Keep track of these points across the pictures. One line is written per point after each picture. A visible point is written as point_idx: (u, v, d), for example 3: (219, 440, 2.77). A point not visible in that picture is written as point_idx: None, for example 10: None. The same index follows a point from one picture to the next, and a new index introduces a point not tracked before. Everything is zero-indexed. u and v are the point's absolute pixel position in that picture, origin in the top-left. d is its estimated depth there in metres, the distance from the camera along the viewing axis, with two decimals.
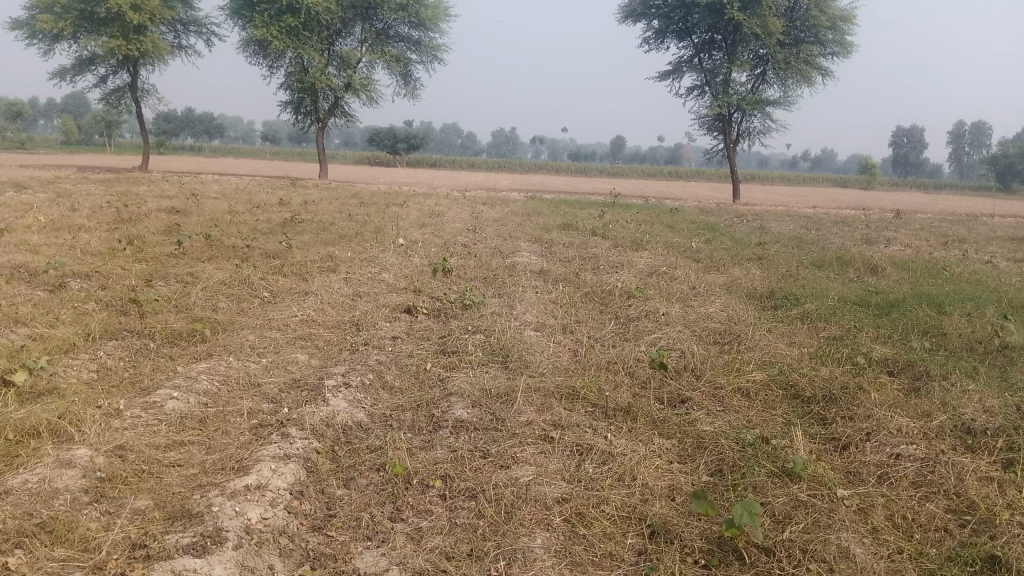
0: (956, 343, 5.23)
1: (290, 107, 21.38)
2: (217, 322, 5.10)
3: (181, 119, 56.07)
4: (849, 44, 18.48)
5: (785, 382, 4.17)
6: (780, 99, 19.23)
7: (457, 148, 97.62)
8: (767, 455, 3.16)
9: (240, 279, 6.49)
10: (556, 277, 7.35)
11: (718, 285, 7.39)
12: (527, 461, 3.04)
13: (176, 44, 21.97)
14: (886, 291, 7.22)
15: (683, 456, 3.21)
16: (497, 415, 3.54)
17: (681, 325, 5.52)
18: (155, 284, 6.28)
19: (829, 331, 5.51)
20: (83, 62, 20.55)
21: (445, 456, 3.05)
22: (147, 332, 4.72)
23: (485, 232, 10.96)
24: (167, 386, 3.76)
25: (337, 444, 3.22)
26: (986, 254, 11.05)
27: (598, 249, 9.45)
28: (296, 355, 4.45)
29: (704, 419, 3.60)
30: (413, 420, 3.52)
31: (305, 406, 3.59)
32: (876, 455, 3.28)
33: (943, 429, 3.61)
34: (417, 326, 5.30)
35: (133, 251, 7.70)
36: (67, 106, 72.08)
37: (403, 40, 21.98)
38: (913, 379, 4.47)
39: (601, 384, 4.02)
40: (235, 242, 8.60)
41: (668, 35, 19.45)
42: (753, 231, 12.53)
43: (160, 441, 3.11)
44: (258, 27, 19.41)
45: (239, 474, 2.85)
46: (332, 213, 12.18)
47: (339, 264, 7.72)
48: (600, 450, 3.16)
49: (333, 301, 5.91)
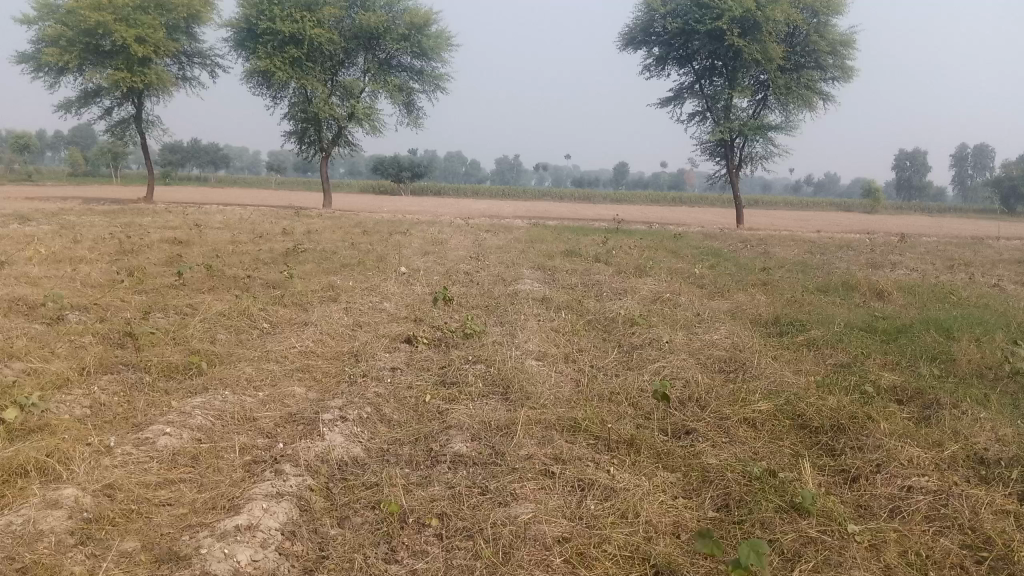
0: (965, 369, 5.14)
1: (294, 137, 21.46)
2: (214, 354, 5.03)
3: (186, 149, 56.48)
4: (849, 69, 18.53)
5: (792, 412, 4.09)
6: (781, 124, 19.27)
7: (461, 176, 98.14)
8: (774, 489, 3.07)
9: (240, 310, 6.43)
10: (559, 305, 7.29)
11: (722, 312, 7.31)
12: (527, 497, 2.96)
13: (181, 76, 22.15)
14: (893, 315, 7.15)
15: (688, 491, 3.12)
16: (497, 448, 3.46)
17: (685, 353, 5.44)
18: (153, 315, 6.24)
19: (835, 358, 5.42)
20: (88, 94, 20.72)
21: (443, 493, 2.97)
22: (143, 366, 4.66)
23: (488, 260, 10.93)
24: (161, 421, 3.69)
25: (332, 481, 3.14)
26: (993, 277, 10.96)
27: (602, 276, 9.40)
28: (293, 388, 4.38)
29: (710, 451, 3.51)
30: (410, 454, 3.44)
31: (301, 441, 3.52)
32: (887, 488, 3.19)
33: (956, 459, 3.51)
34: (418, 356, 5.23)
35: (133, 282, 7.67)
36: (74, 138, 72.75)
37: (406, 70, 22.12)
38: (922, 407, 4.38)
39: (603, 415, 3.94)
40: (236, 272, 8.57)
41: (669, 62, 19.54)
42: (758, 256, 12.47)
43: (151, 479, 3.04)
44: (262, 58, 19.56)
45: (230, 514, 2.77)
46: (334, 242, 12.15)
47: (340, 293, 7.67)
48: (602, 485, 3.07)
49: (333, 331, 5.84)
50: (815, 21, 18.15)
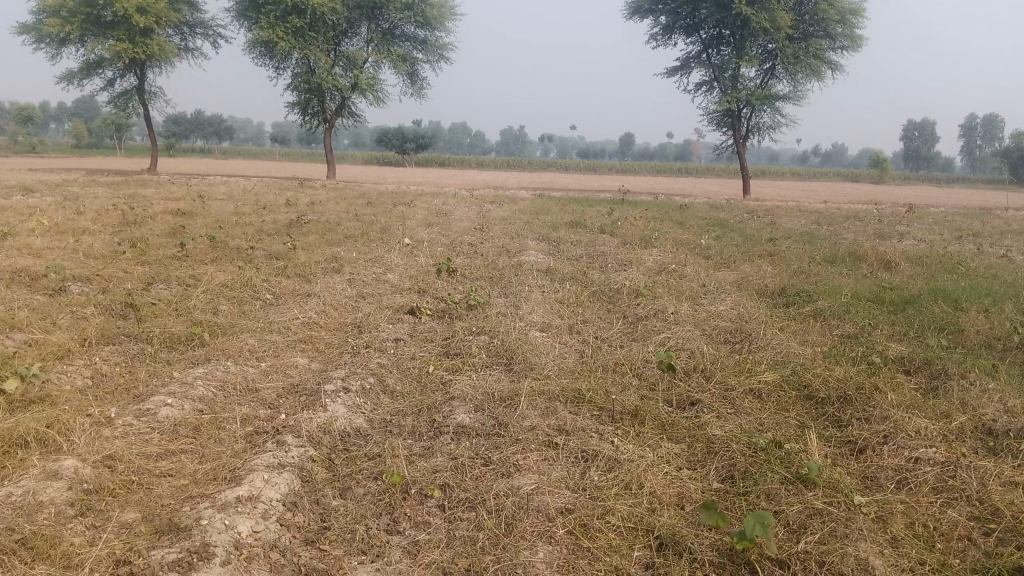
0: (973, 340, 5.09)
1: (297, 108, 21.27)
2: (217, 325, 5.00)
3: (190, 121, 56.18)
4: (859, 38, 18.27)
5: (798, 382, 4.05)
6: (789, 94, 19.03)
7: (466, 147, 97.60)
8: (780, 460, 3.04)
9: (243, 281, 6.39)
10: (563, 276, 7.23)
11: (728, 282, 7.25)
12: (529, 468, 2.94)
13: (183, 46, 21.95)
14: (901, 286, 7.08)
15: (692, 462, 3.09)
16: (500, 419, 3.43)
17: (690, 324, 5.39)
18: (155, 287, 6.20)
19: (842, 329, 5.37)
20: (89, 65, 20.55)
21: (445, 464, 2.94)
22: (145, 337, 4.63)
23: (493, 231, 10.86)
24: (162, 392, 3.67)
25: (334, 452, 3.11)
26: (1001, 248, 10.87)
27: (607, 247, 9.33)
28: (296, 359, 4.36)
29: (715, 422, 3.48)
30: (413, 425, 3.42)
31: (303, 412, 3.49)
32: (893, 459, 3.15)
33: (964, 430, 3.48)
34: (421, 327, 5.20)
35: (135, 254, 7.63)
36: (77, 110, 72.38)
37: (409, 40, 21.89)
38: (930, 378, 4.33)
39: (608, 386, 3.91)
40: (239, 244, 8.52)
41: (676, 31, 19.27)
42: (764, 227, 12.37)
43: (151, 450, 3.02)
44: (264, 28, 19.35)
45: (231, 485, 2.75)
46: (338, 214, 12.08)
47: (343, 265, 7.62)
48: (606, 456, 3.04)
49: (336, 303, 5.81)
50: None
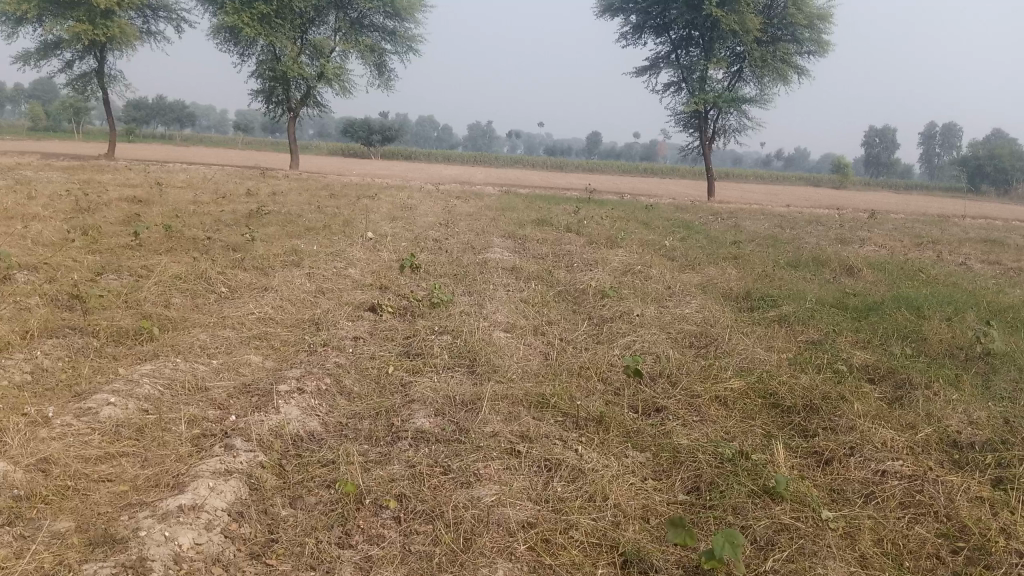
0: (936, 349, 5.09)
1: (261, 96, 20.87)
2: (168, 319, 4.81)
3: (152, 106, 55.05)
4: (825, 43, 18.45)
5: (764, 390, 3.99)
6: (756, 97, 19.16)
7: (433, 141, 97.10)
8: (748, 471, 2.96)
9: (197, 274, 6.18)
10: (528, 274, 7.13)
11: (694, 285, 7.21)
12: (491, 478, 2.82)
13: (144, 30, 21.44)
14: (864, 293, 7.10)
15: (658, 472, 3.01)
16: (461, 424, 3.32)
17: (655, 327, 5.32)
18: (105, 278, 5.97)
19: (807, 335, 5.34)
20: (47, 45, 19.97)
21: (401, 472, 2.82)
22: (91, 330, 4.43)
23: (458, 227, 10.73)
24: (105, 391, 3.48)
25: (285, 458, 2.97)
26: (961, 256, 11.00)
27: (573, 246, 9.25)
28: (249, 356, 4.19)
29: (681, 430, 3.40)
30: (370, 430, 3.29)
31: (254, 413, 3.34)
32: (860, 472, 3.10)
33: (930, 442, 3.44)
34: (381, 325, 5.05)
35: (86, 242, 7.36)
36: (34, 91, 70.61)
37: (378, 30, 21.65)
38: (895, 387, 4.30)
39: (572, 391, 3.81)
40: (196, 234, 8.28)
41: (646, 31, 19.28)
42: (729, 230, 12.39)
43: (90, 452, 2.85)
44: (229, 14, 18.95)
45: (174, 493, 2.59)
46: (300, 205, 11.85)
47: (303, 258, 7.43)
48: (570, 466, 2.94)
49: (293, 298, 5.63)
50: None
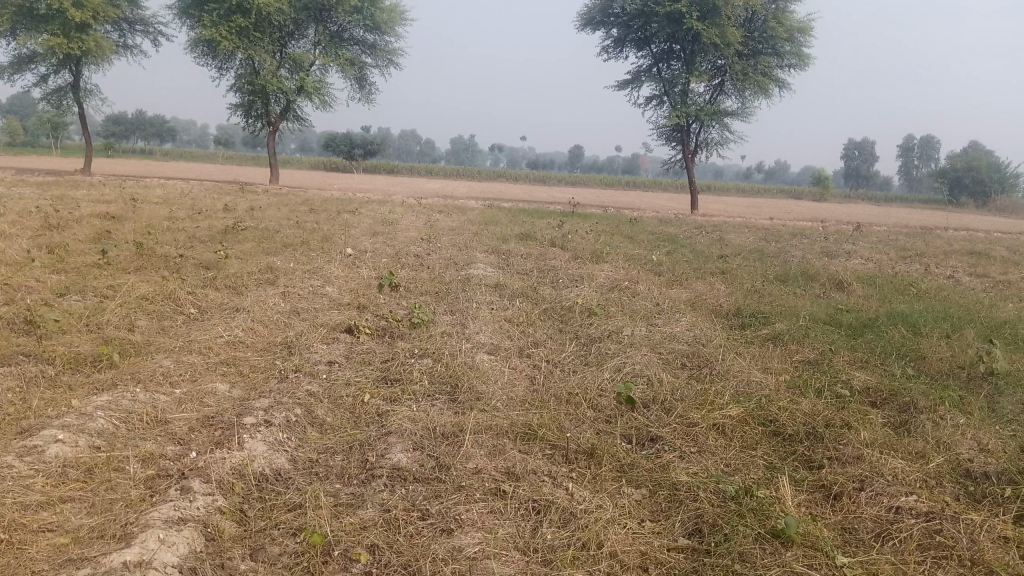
0: (937, 368, 4.90)
1: (240, 110, 20.58)
2: (130, 344, 4.52)
3: (131, 121, 54.54)
4: (806, 56, 18.40)
5: (764, 417, 3.77)
6: (738, 111, 19.08)
7: (416, 154, 96.93)
8: (753, 510, 2.73)
9: (166, 294, 5.88)
10: (513, 292, 6.90)
11: (682, 302, 7.00)
12: (475, 524, 2.57)
13: (121, 43, 21.12)
14: (857, 309, 6.91)
15: (655, 513, 2.77)
16: (441, 460, 3.06)
17: (645, 347, 5.10)
18: (68, 299, 5.67)
19: (803, 355, 5.14)
20: (21, 59, 19.60)
21: (375, 517, 2.57)
22: (46, 357, 4.14)
23: (440, 242, 10.48)
24: (54, 426, 3.18)
25: (247, 502, 2.71)
26: (948, 269, 10.87)
27: (557, 261, 9.03)
28: (215, 385, 3.92)
29: (679, 463, 3.17)
30: (343, 467, 3.04)
31: (215, 450, 3.06)
32: (873, 509, 2.88)
33: (942, 473, 3.23)
34: (358, 348, 4.79)
35: (51, 261, 7.05)
36: (11, 107, 70.02)
37: (359, 44, 21.45)
38: (898, 411, 4.09)
39: (560, 420, 3.57)
40: (169, 251, 7.98)
41: (627, 44, 19.18)
42: (714, 243, 12.23)
43: (30, 499, 2.56)
44: (206, 27, 18.65)
45: (120, 546, 2.32)
46: (278, 221, 11.56)
47: (279, 277, 7.16)
48: (561, 508, 2.69)
49: (266, 319, 5.35)
50: (773, 7, 17.92)
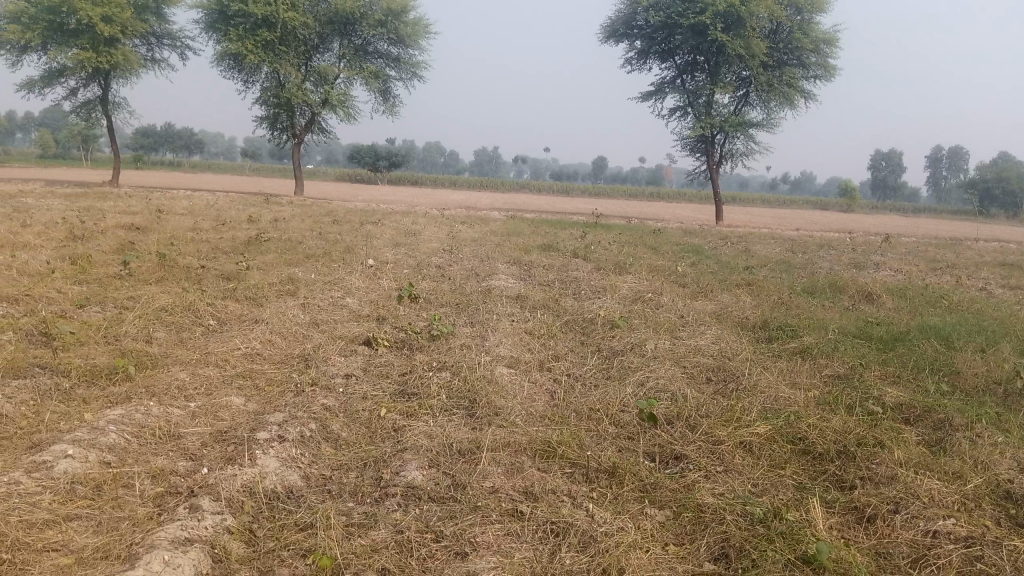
0: (972, 384, 4.73)
1: (265, 122, 20.70)
2: (146, 356, 4.48)
3: (160, 134, 55.26)
4: (832, 67, 18.20)
5: (793, 434, 3.64)
6: (763, 121, 18.90)
7: (440, 165, 97.26)
8: (782, 535, 2.60)
9: (185, 304, 5.86)
10: (534, 303, 6.81)
11: (707, 314, 6.86)
12: (490, 548, 2.47)
13: (148, 57, 21.36)
14: (888, 321, 6.73)
15: (680, 537, 2.66)
16: (457, 478, 2.97)
17: (669, 360, 4.98)
18: (88, 310, 5.66)
19: (832, 369, 4.99)
20: (51, 73, 19.89)
21: (387, 539, 2.49)
22: (62, 370, 4.10)
23: (462, 253, 10.43)
24: (64, 441, 3.13)
25: (257, 521, 2.63)
26: (980, 280, 10.63)
27: (580, 273, 8.93)
28: (230, 399, 3.86)
29: (704, 483, 3.05)
30: (356, 484, 2.95)
31: (227, 466, 2.99)
32: (909, 534, 2.75)
33: (982, 495, 3.09)
34: (376, 361, 4.72)
35: (74, 272, 7.07)
36: (44, 120, 71.27)
37: (383, 56, 21.55)
38: (933, 429, 3.94)
39: (580, 437, 3.46)
40: (191, 262, 7.98)
41: (650, 56, 19.09)
42: (740, 254, 12.07)
43: (36, 517, 2.50)
44: (232, 40, 18.81)
45: (123, 568, 2.25)
46: (301, 232, 11.57)
47: (299, 288, 7.13)
48: (580, 531, 2.59)
49: (284, 331, 5.30)
50: (799, 18, 17.75)
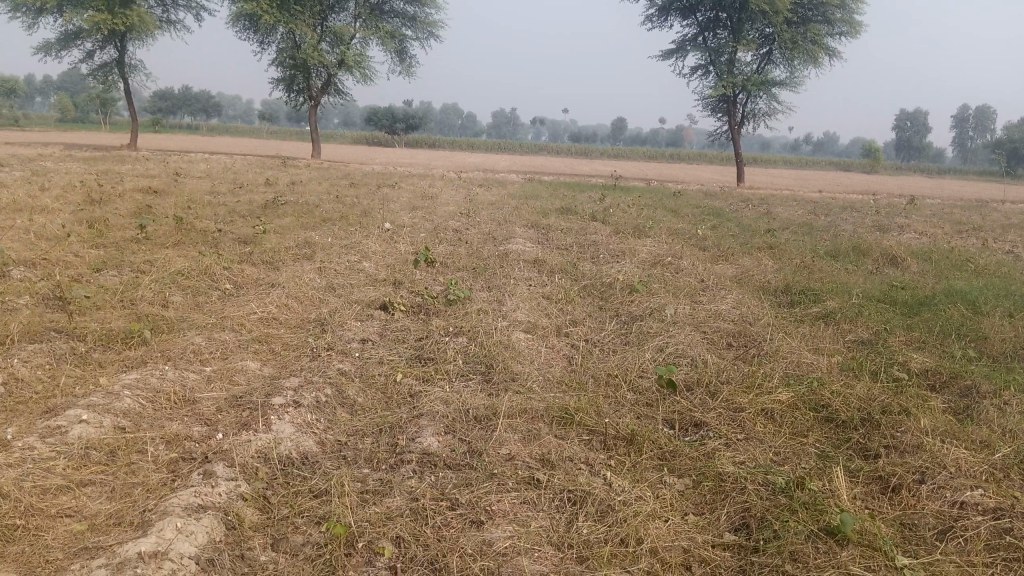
0: (1000, 349, 4.62)
1: (282, 84, 20.54)
2: (162, 320, 4.46)
3: (178, 97, 55.17)
4: (858, 23, 17.75)
5: (816, 401, 3.56)
6: (786, 80, 18.51)
7: (457, 128, 96.63)
8: (805, 505, 2.55)
9: (201, 269, 5.83)
10: (552, 267, 6.73)
11: (728, 278, 6.76)
12: (506, 516, 2.44)
13: (164, 18, 21.21)
14: (912, 285, 6.60)
15: (699, 506, 2.61)
16: (473, 445, 2.93)
17: (689, 325, 4.90)
18: (105, 274, 5.65)
19: (856, 334, 4.89)
20: (68, 36, 19.80)
21: (402, 507, 2.45)
22: (78, 334, 4.09)
23: (480, 216, 10.34)
24: (79, 406, 3.12)
25: (270, 488, 2.61)
26: (1008, 243, 10.39)
27: (598, 236, 8.82)
28: (245, 363, 3.84)
29: (725, 451, 3.00)
30: (371, 450, 2.92)
31: (241, 431, 2.97)
32: (935, 504, 2.68)
33: (1011, 465, 3.00)
34: (393, 326, 4.68)
35: (91, 236, 7.06)
36: (63, 83, 71.36)
37: (399, 16, 21.30)
38: (959, 396, 3.85)
39: (598, 404, 3.40)
40: (208, 226, 7.95)
41: (672, 13, 18.70)
42: (761, 217, 11.89)
43: (50, 482, 2.49)
44: (248, 1, 18.61)
45: (136, 536, 2.23)
46: (319, 195, 11.51)
47: (316, 251, 7.09)
48: (598, 500, 2.54)
49: (300, 295, 5.27)
50: None
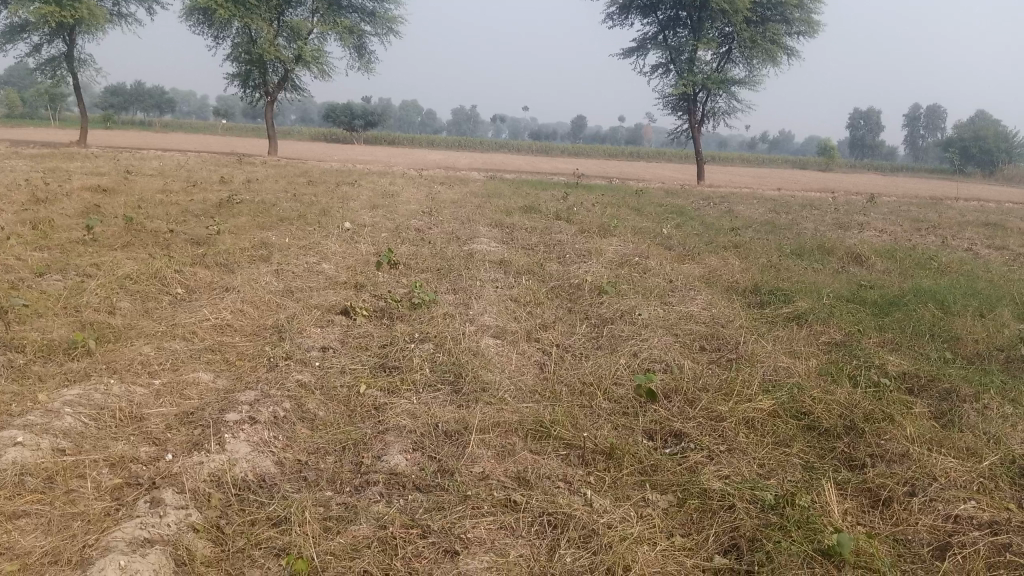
0: (973, 351, 4.56)
1: (237, 80, 20.05)
2: (108, 329, 4.20)
3: (130, 93, 53.84)
4: (816, 23, 17.86)
5: (798, 409, 3.45)
6: (746, 79, 18.57)
7: (417, 125, 96.07)
8: (797, 524, 2.42)
9: (151, 272, 5.54)
10: (518, 268, 6.57)
11: (696, 278, 6.66)
12: (482, 544, 2.27)
13: (115, 12, 20.57)
14: (880, 285, 6.56)
15: (685, 526, 2.47)
16: (444, 464, 2.76)
17: (661, 328, 4.77)
18: (48, 279, 5.34)
19: (829, 337, 4.79)
20: (12, 29, 19.08)
21: (369, 536, 2.27)
22: (15, 345, 3.80)
23: (442, 215, 10.13)
24: (14, 426, 2.86)
25: (225, 516, 2.40)
26: (966, 240, 10.48)
27: (563, 235, 8.67)
28: (197, 375, 3.60)
29: (708, 465, 2.86)
30: (335, 470, 2.73)
31: (192, 452, 2.75)
32: (928, 519, 2.57)
33: (999, 473, 2.91)
34: (355, 332, 4.46)
35: (33, 237, 6.70)
36: (9, 78, 69.24)
37: (357, 11, 20.95)
38: (939, 400, 3.76)
39: (574, 416, 3.24)
40: (159, 226, 7.62)
41: (632, 11, 18.64)
42: (723, 215, 11.86)
43: None
44: None
45: None
46: (276, 193, 11.18)
47: (272, 253, 6.82)
48: (581, 523, 2.38)
49: (256, 299, 5.03)
50: None
